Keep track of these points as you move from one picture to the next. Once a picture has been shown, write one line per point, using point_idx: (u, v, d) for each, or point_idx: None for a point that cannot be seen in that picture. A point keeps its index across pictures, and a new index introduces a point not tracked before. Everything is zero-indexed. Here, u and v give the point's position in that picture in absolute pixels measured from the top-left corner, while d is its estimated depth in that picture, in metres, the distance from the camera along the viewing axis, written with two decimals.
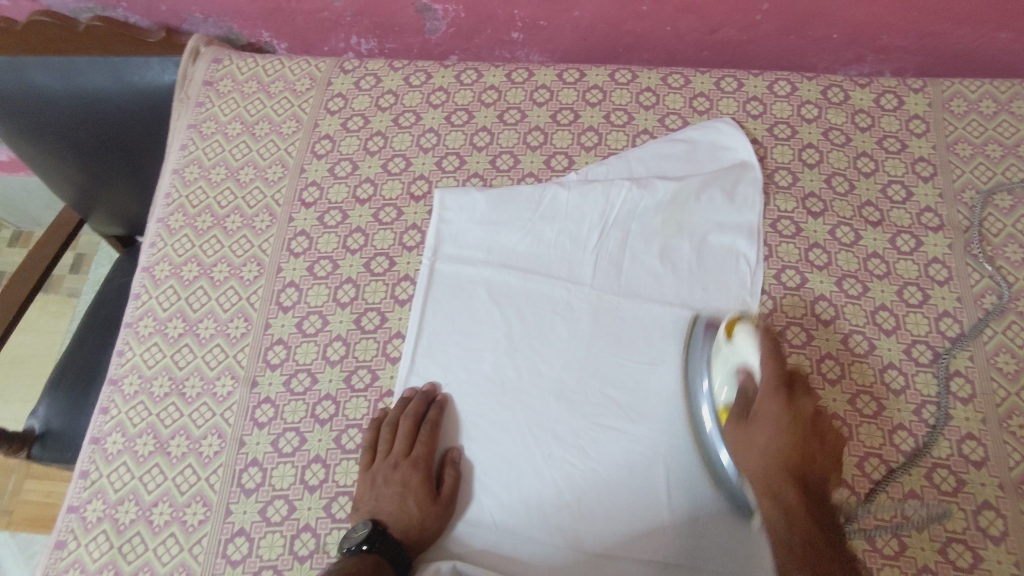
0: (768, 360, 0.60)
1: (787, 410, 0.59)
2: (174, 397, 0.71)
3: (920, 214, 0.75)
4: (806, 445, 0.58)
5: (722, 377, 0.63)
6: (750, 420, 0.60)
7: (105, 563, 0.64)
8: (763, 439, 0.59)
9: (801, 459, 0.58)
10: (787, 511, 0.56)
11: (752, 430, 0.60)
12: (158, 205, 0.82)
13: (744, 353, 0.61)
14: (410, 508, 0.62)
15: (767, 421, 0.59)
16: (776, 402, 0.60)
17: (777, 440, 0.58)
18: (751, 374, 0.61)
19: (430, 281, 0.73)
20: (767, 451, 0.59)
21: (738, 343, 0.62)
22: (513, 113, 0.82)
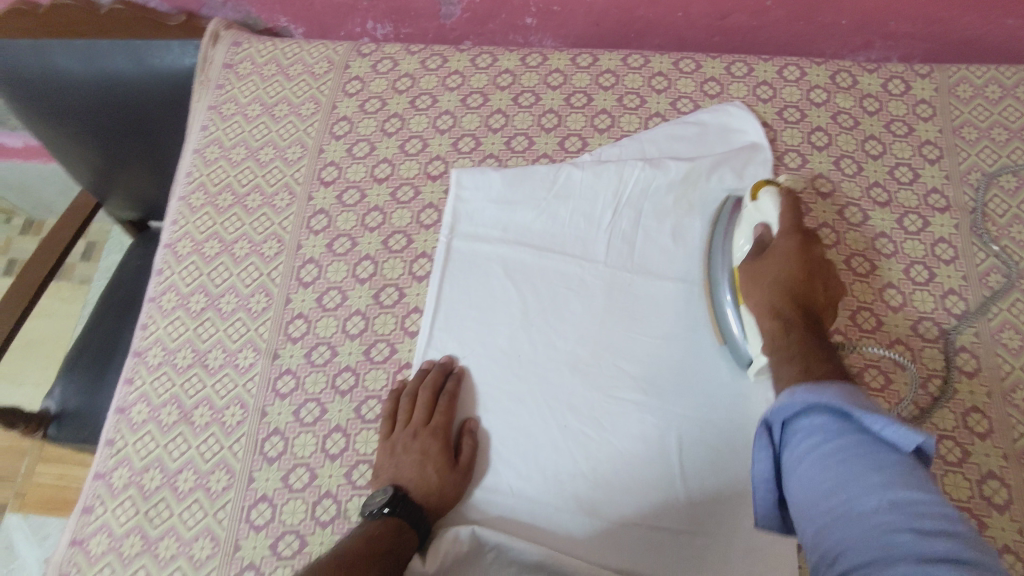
0: (787, 213, 0.65)
1: (802, 250, 0.63)
2: (197, 368, 0.72)
3: (927, 196, 0.77)
4: (811, 286, 0.63)
5: (744, 230, 0.68)
6: (765, 256, 0.65)
7: (132, 528, 0.66)
8: (775, 269, 0.63)
9: (806, 289, 0.62)
10: (786, 326, 0.61)
11: (765, 264, 0.64)
12: (179, 184, 0.84)
13: (765, 207, 0.66)
14: (430, 475, 0.63)
15: (780, 256, 0.63)
16: (791, 241, 0.64)
17: (788, 269, 0.63)
18: (770, 226, 0.66)
19: (447, 258, 0.75)
20: (777, 280, 0.63)
21: (761, 200, 0.67)
22: (528, 96, 0.84)
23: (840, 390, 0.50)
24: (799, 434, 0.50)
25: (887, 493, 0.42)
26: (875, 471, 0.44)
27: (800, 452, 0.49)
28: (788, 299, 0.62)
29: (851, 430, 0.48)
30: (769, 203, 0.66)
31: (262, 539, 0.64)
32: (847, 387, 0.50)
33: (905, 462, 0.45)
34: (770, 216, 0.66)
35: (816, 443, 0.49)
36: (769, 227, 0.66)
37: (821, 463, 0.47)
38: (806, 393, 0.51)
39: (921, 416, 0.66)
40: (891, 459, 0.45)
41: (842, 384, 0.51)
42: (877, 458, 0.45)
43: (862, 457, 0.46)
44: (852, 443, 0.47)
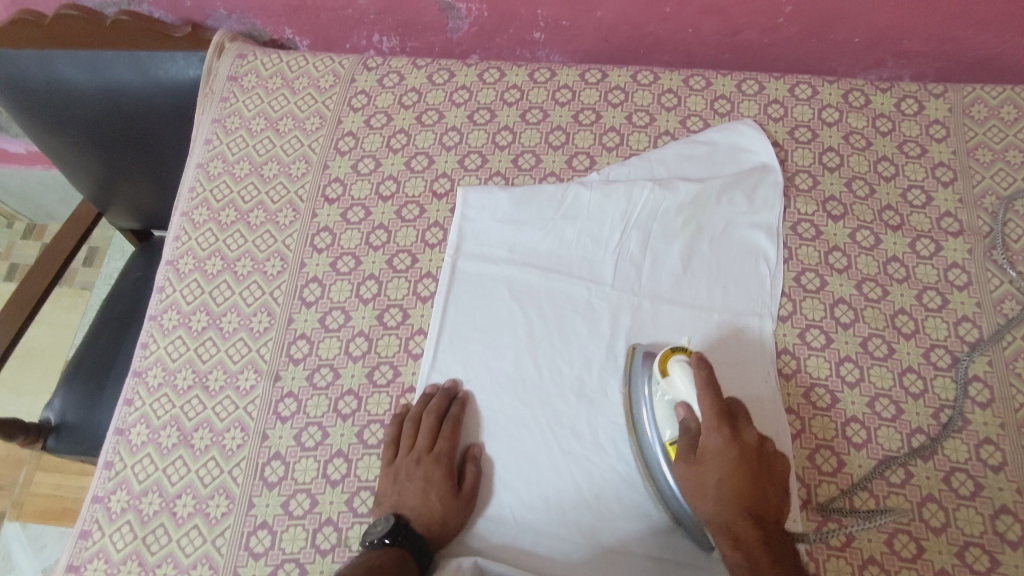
0: (705, 394, 0.58)
1: (733, 443, 0.57)
2: (198, 390, 0.71)
3: (940, 219, 0.75)
4: (759, 486, 0.56)
5: (664, 415, 0.61)
6: (699, 457, 0.58)
7: (130, 553, 0.65)
8: (712, 478, 0.57)
9: (755, 496, 0.56)
10: (751, 555, 0.54)
11: (702, 470, 0.57)
12: (182, 199, 0.83)
13: (680, 384, 0.60)
14: (433, 503, 0.62)
15: (716, 459, 0.57)
16: (721, 436, 0.57)
17: (725, 476, 0.56)
18: (691, 404, 0.59)
19: (452, 278, 0.74)
20: (722, 493, 0.56)
21: (675, 375, 0.60)
22: (535, 112, 0.83)
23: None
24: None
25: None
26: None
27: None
28: (739, 511, 0.56)
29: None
30: (683, 378, 0.60)
31: (261, 568, 0.63)
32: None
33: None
34: (689, 393, 0.59)
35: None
36: (691, 406, 0.59)
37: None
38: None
39: (933, 447, 0.65)
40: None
41: None
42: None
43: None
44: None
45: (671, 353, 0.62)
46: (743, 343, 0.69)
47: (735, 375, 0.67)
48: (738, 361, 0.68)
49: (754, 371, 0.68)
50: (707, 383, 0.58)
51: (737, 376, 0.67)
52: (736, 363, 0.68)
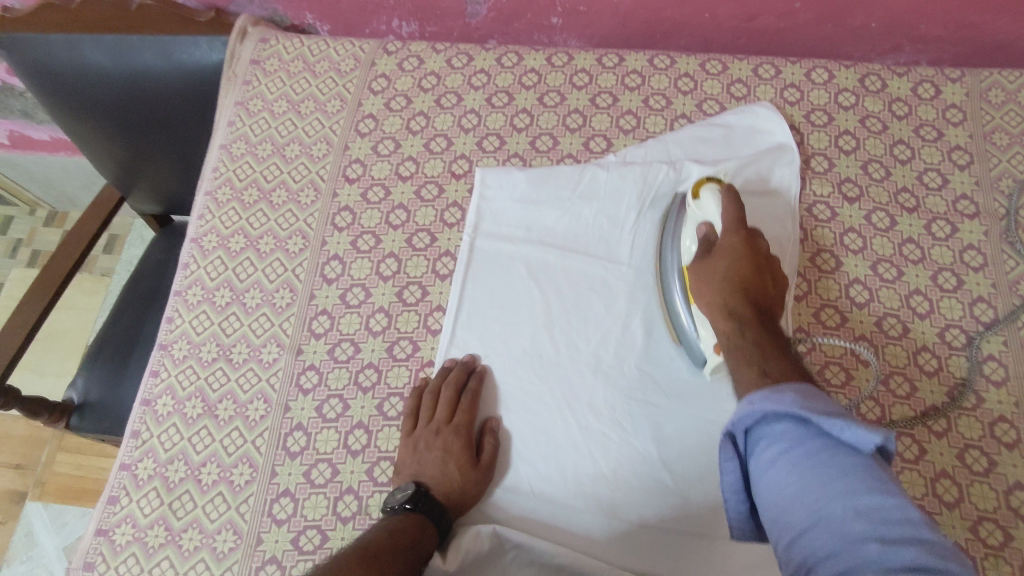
0: (730, 208, 0.64)
1: (745, 244, 0.62)
2: (222, 362, 0.73)
3: (956, 202, 0.76)
4: (760, 279, 0.61)
5: (688, 231, 0.68)
6: (712, 255, 0.63)
7: (156, 519, 0.66)
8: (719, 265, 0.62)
9: (757, 284, 0.61)
10: (742, 323, 0.58)
11: (712, 264, 0.63)
12: (205, 179, 0.85)
13: (708, 205, 0.66)
14: (452, 472, 0.63)
15: (725, 254, 0.62)
16: (735, 237, 0.63)
17: (733, 266, 0.61)
18: (714, 223, 0.66)
19: (471, 258, 0.75)
20: (727, 279, 0.61)
21: (704, 196, 0.67)
22: (553, 95, 0.84)
23: (795, 392, 0.45)
24: (762, 440, 0.46)
25: (847, 503, 0.39)
26: (838, 483, 0.40)
27: (766, 457, 0.45)
28: (741, 296, 0.60)
29: (812, 436, 0.43)
30: (711, 199, 0.66)
31: (284, 534, 0.64)
32: (803, 386, 0.46)
33: (869, 465, 0.41)
34: (713, 211, 0.66)
35: (778, 452, 0.44)
36: (713, 224, 0.66)
37: (789, 475, 0.43)
38: (763, 399, 0.46)
39: (946, 425, 0.65)
40: (855, 462, 0.41)
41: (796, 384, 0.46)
42: (841, 464, 0.41)
43: (828, 463, 0.42)
44: (817, 450, 0.42)
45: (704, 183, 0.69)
46: (770, 194, 0.75)
47: (763, 212, 0.73)
48: (761, 201, 0.74)
49: (780, 211, 0.74)
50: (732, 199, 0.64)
51: (761, 212, 0.74)
52: (765, 203, 0.74)
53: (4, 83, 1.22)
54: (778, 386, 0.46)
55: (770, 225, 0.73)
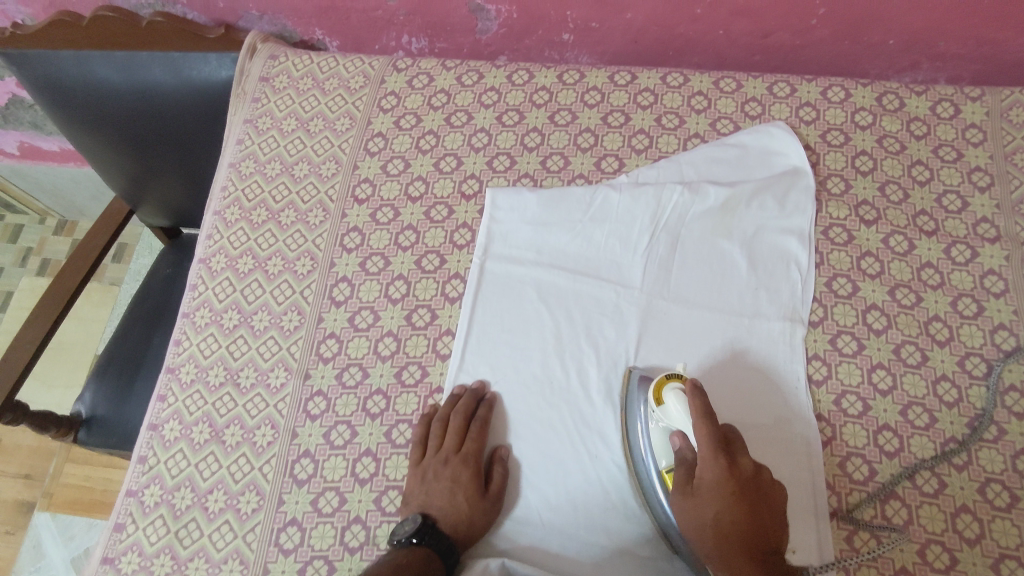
0: (701, 421, 0.58)
1: (728, 475, 0.56)
2: (229, 387, 0.72)
3: (976, 225, 0.74)
4: (754, 515, 0.56)
5: (660, 445, 0.61)
6: (694, 490, 0.57)
7: (162, 547, 0.66)
8: (704, 508, 0.57)
9: (755, 526, 0.56)
10: None
11: (696, 502, 0.57)
12: (214, 199, 0.84)
13: (674, 413, 0.60)
14: (460, 503, 0.62)
15: (710, 493, 0.57)
16: (716, 469, 0.57)
17: (722, 510, 0.56)
18: (686, 434, 0.59)
19: (481, 280, 0.74)
20: (719, 525, 0.56)
21: (668, 404, 0.60)
22: (564, 114, 0.83)
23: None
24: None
25: None
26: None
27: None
28: (738, 548, 0.55)
29: None
30: (678, 408, 0.59)
31: (291, 564, 0.63)
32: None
33: None
34: (684, 423, 0.59)
35: None
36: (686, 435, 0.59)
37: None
38: None
39: (966, 456, 0.64)
40: None
41: None
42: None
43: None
44: None
45: (665, 381, 0.62)
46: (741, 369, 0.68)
47: (739, 401, 0.66)
48: (737, 385, 0.67)
49: (756, 397, 0.67)
50: (702, 414, 0.58)
51: (738, 403, 0.66)
52: (743, 388, 0.67)
53: (14, 95, 1.23)
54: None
55: (752, 415, 0.66)
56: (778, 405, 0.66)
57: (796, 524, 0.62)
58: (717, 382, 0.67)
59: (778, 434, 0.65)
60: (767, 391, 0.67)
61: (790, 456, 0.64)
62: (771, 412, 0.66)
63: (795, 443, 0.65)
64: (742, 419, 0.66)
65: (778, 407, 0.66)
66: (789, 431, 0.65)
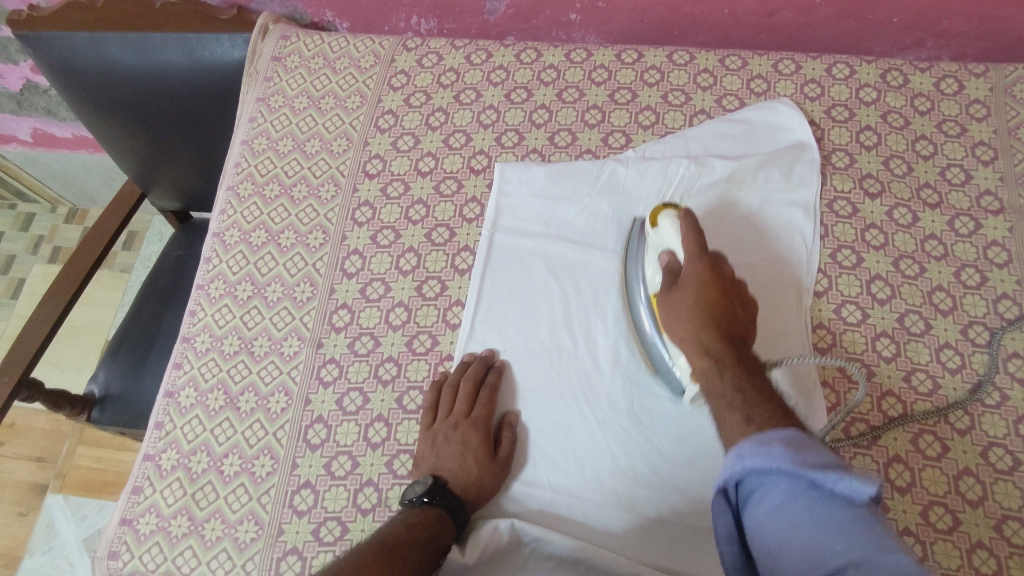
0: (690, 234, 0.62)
1: (709, 269, 0.60)
2: (244, 355, 0.74)
3: (979, 198, 0.75)
4: (729, 305, 0.59)
5: (652, 263, 0.66)
6: (678, 285, 0.61)
7: (179, 508, 0.67)
8: (686, 295, 0.60)
9: (726, 313, 0.58)
10: (717, 359, 0.54)
11: (677, 295, 0.61)
12: (227, 175, 0.86)
13: (667, 233, 0.64)
14: (471, 466, 0.64)
15: (691, 284, 0.60)
16: (699, 264, 0.60)
17: (701, 296, 0.59)
18: (676, 250, 0.64)
19: (490, 253, 0.75)
20: (696, 309, 0.58)
21: (664, 226, 0.64)
22: (572, 91, 0.84)
23: (783, 440, 0.44)
24: (756, 492, 0.45)
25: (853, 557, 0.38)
26: (834, 540, 0.39)
27: (761, 510, 0.44)
28: (711, 327, 0.57)
29: (807, 489, 0.42)
30: (671, 226, 0.64)
31: (305, 525, 0.65)
32: (796, 433, 0.44)
33: (864, 520, 0.40)
34: (674, 238, 0.64)
35: (779, 505, 0.43)
36: (675, 252, 0.64)
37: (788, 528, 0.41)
38: (750, 453, 0.44)
39: (968, 421, 0.65)
40: (846, 518, 0.40)
41: (780, 428, 0.45)
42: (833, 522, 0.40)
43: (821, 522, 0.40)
44: (814, 510, 0.41)
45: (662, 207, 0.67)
46: (735, 219, 0.74)
47: (732, 242, 0.73)
48: (730, 229, 0.73)
49: (747, 242, 0.73)
50: (690, 225, 0.62)
51: (729, 243, 0.73)
52: (734, 231, 0.73)
53: (29, 81, 1.24)
54: (767, 431, 0.45)
55: (741, 254, 0.72)
56: (769, 250, 0.73)
57: (775, 338, 0.68)
58: (711, 224, 0.73)
59: (769, 272, 0.72)
60: (756, 239, 0.73)
61: (778, 292, 0.71)
62: (762, 255, 0.72)
63: (780, 279, 0.71)
64: (732, 257, 0.72)
65: (767, 252, 0.73)
66: (771, 270, 0.72)
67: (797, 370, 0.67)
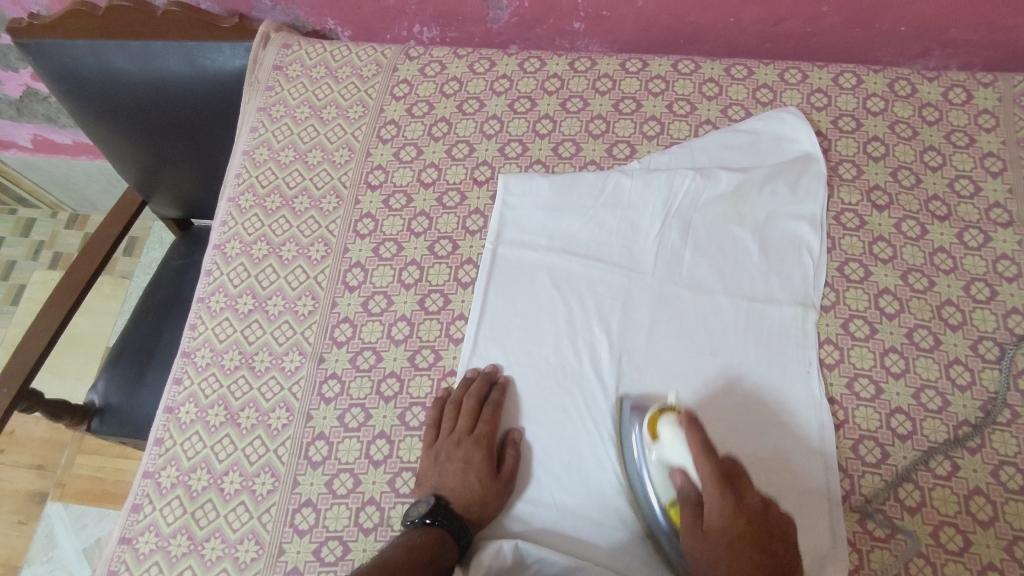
0: (701, 457, 0.56)
1: (738, 504, 0.54)
2: (244, 370, 0.73)
3: (988, 210, 0.74)
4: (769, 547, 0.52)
5: (660, 478, 0.60)
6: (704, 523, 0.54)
7: (179, 527, 0.67)
8: (715, 544, 0.53)
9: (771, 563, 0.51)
10: None
11: (704, 542, 0.54)
12: (228, 186, 0.85)
13: (672, 447, 0.59)
14: (473, 484, 0.63)
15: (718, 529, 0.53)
16: (724, 499, 0.54)
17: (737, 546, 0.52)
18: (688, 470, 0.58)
19: (493, 265, 0.74)
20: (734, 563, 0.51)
21: (665, 437, 0.59)
22: (576, 101, 0.83)
23: None
24: None
25: None
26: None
27: None
28: None
29: None
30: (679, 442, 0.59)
31: (306, 544, 0.64)
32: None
33: None
34: (684, 456, 0.58)
35: None
36: (687, 470, 0.58)
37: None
38: None
39: (979, 439, 0.64)
40: None
41: None
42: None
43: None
44: None
45: (662, 416, 0.61)
46: (739, 403, 0.66)
47: (739, 435, 0.64)
48: (737, 420, 0.65)
49: (757, 431, 0.65)
50: (699, 444, 0.57)
51: (739, 437, 0.64)
52: (742, 421, 0.65)
53: (28, 88, 1.24)
54: None
55: (753, 448, 0.64)
56: (780, 438, 0.65)
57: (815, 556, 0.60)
58: (719, 415, 0.65)
59: (787, 468, 0.63)
60: (768, 425, 0.65)
61: (798, 487, 0.62)
62: (775, 447, 0.64)
63: (800, 476, 0.63)
64: (745, 455, 0.64)
65: (781, 442, 0.64)
66: (792, 465, 0.63)
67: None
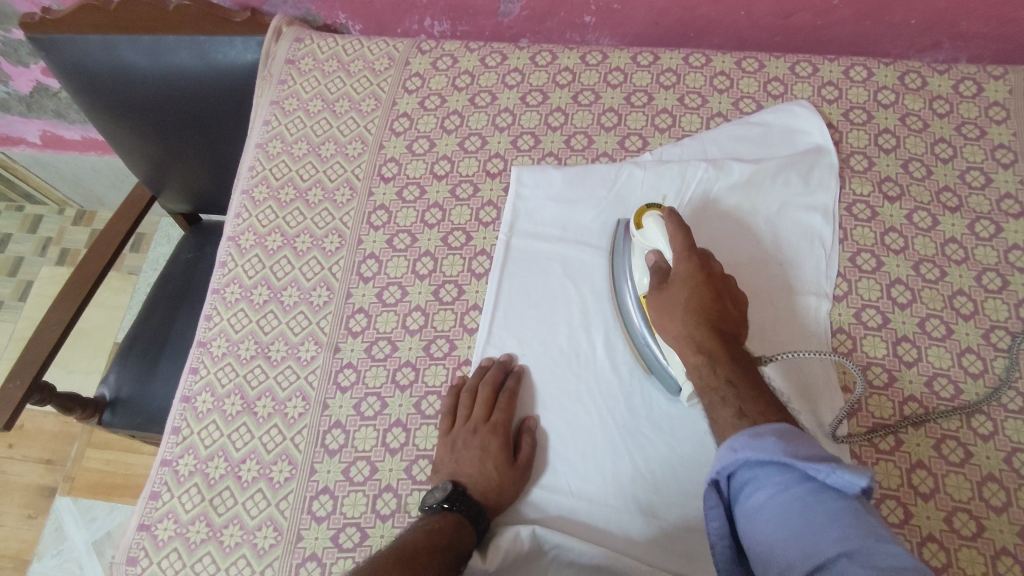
0: (676, 233, 0.63)
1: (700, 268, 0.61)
2: (260, 359, 0.73)
3: (1000, 201, 0.74)
4: (721, 303, 0.59)
5: (640, 266, 0.66)
6: (667, 285, 0.61)
7: (197, 514, 0.67)
8: (677, 295, 0.60)
9: (718, 313, 0.59)
10: (711, 357, 0.55)
11: (668, 294, 0.61)
12: (242, 178, 0.85)
13: (656, 235, 0.64)
14: (490, 471, 0.63)
15: (682, 282, 0.60)
16: (690, 263, 0.61)
17: (692, 295, 0.59)
18: (663, 251, 0.64)
19: (507, 256, 0.75)
20: (687, 308, 0.59)
21: (649, 227, 0.65)
22: (588, 94, 0.84)
23: (777, 434, 0.46)
24: (749, 484, 0.47)
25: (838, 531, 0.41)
26: (832, 531, 0.41)
27: (754, 501, 0.46)
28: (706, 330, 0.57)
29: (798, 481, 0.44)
30: (657, 226, 0.64)
31: (324, 531, 0.64)
32: (781, 425, 0.47)
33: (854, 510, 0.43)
34: (662, 241, 0.64)
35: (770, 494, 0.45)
36: (663, 251, 0.64)
37: (783, 518, 0.43)
38: (745, 446, 0.46)
39: (992, 427, 0.64)
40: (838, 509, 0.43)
41: (773, 423, 0.48)
42: (830, 510, 0.42)
43: (817, 511, 0.42)
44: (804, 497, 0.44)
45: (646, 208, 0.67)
46: (721, 216, 0.74)
47: (720, 238, 0.73)
48: (721, 227, 0.73)
49: (737, 237, 0.73)
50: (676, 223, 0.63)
51: (719, 240, 0.73)
52: (722, 226, 0.73)
53: (39, 83, 1.24)
54: (758, 426, 0.47)
55: (731, 251, 0.72)
56: (754, 247, 0.72)
57: (774, 329, 0.68)
58: (701, 223, 0.74)
59: (760, 266, 0.72)
60: (744, 234, 0.73)
61: (763, 283, 0.71)
62: (749, 252, 0.72)
63: (767, 273, 0.71)
64: (723, 254, 0.72)
65: (755, 249, 0.72)
66: (762, 264, 0.72)
67: (793, 368, 0.66)
